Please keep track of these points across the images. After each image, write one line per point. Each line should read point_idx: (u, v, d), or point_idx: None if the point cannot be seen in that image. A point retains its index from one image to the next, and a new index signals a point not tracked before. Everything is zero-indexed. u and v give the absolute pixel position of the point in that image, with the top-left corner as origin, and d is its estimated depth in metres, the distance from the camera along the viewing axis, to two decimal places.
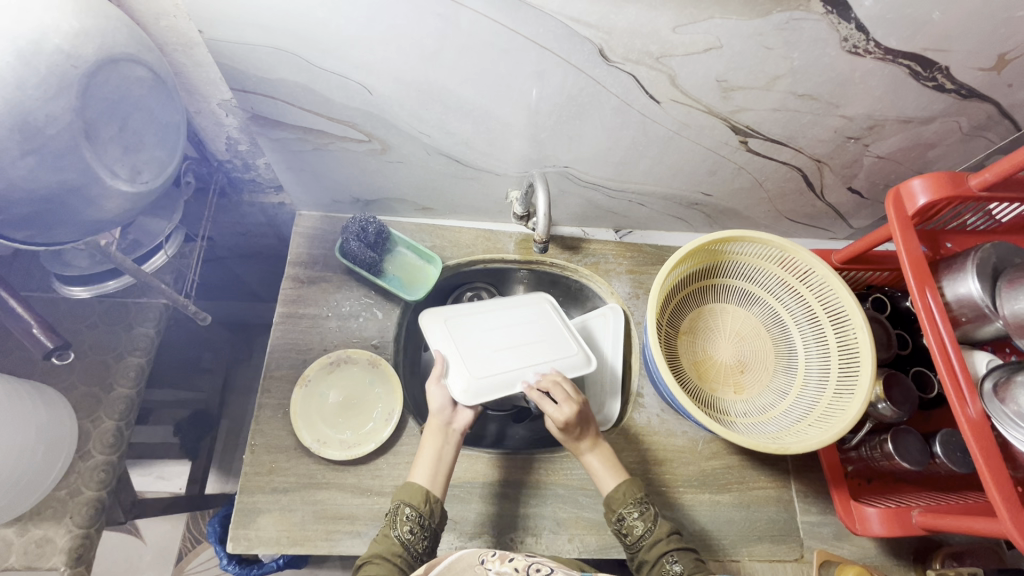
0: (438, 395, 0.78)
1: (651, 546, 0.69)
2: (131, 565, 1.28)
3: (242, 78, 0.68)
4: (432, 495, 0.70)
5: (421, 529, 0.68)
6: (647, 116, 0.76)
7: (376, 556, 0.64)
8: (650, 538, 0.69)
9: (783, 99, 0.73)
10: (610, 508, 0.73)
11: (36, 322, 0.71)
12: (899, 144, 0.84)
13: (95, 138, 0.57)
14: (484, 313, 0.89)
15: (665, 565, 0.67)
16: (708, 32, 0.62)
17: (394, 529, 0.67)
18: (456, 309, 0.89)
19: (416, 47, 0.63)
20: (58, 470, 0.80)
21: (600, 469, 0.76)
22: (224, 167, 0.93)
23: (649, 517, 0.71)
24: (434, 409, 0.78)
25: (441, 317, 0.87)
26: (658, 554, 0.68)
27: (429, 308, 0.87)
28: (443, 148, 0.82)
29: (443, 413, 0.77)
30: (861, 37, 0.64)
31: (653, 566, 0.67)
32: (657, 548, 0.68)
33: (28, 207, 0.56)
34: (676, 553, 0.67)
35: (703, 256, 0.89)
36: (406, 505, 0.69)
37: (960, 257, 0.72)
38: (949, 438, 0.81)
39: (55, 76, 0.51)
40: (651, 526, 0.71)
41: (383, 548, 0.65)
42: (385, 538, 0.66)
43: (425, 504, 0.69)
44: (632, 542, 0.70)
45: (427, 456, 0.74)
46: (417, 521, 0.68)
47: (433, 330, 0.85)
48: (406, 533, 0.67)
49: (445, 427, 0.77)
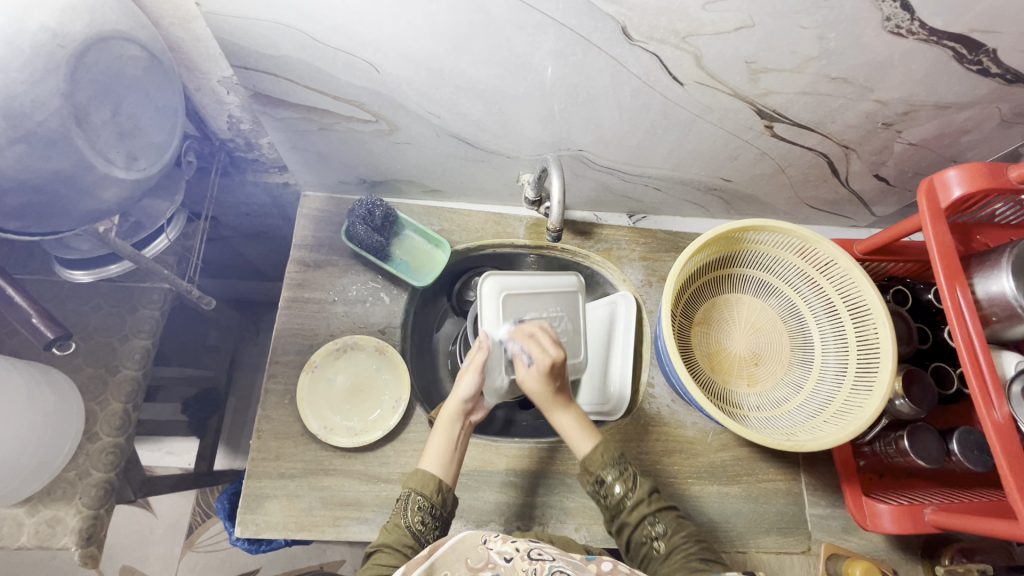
0: (466, 383, 0.75)
1: (632, 509, 0.68)
2: (142, 538, 1.30)
3: (243, 55, 0.64)
4: (444, 483, 0.69)
5: (432, 518, 0.67)
6: (669, 99, 0.72)
7: (386, 546, 0.64)
8: (629, 500, 0.69)
9: (814, 82, 0.69)
10: (587, 470, 0.71)
11: (34, 310, 0.68)
12: (932, 131, 0.80)
13: (87, 124, 0.54)
14: (535, 295, 0.86)
15: (647, 527, 0.67)
16: (741, 9, 0.58)
17: (404, 518, 0.66)
18: (516, 283, 0.85)
19: (427, 24, 0.59)
20: (67, 452, 0.80)
21: (571, 429, 0.73)
22: (227, 146, 0.90)
23: (628, 477, 0.70)
24: (457, 394, 0.74)
25: (500, 289, 0.83)
26: (638, 517, 0.68)
27: (489, 274, 0.84)
28: (454, 130, 0.79)
29: (468, 402, 0.75)
30: (905, 16, 0.60)
31: (633, 528, 0.68)
32: (638, 511, 0.68)
33: (18, 197, 0.54)
34: (657, 515, 0.68)
35: (721, 245, 0.86)
36: (418, 494, 0.67)
37: (995, 253, 0.69)
38: (967, 436, 0.77)
39: (41, 57, 0.48)
40: (631, 488, 0.70)
41: (393, 538, 0.65)
42: (395, 528, 0.66)
43: (437, 494, 0.68)
44: (611, 502, 0.70)
45: (441, 444, 0.72)
46: (428, 510, 0.67)
47: (492, 305, 0.82)
48: (417, 524, 0.66)
49: (462, 416, 0.75)
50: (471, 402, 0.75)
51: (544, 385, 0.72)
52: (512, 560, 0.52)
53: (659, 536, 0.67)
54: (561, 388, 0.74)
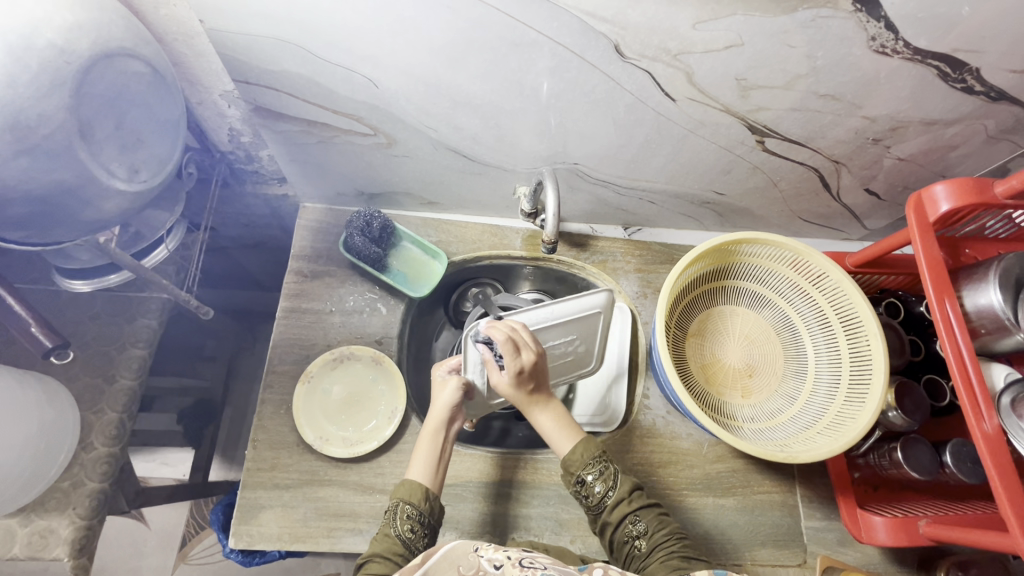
0: (449, 390, 0.75)
1: (613, 508, 0.68)
2: (135, 550, 1.29)
3: (244, 70, 0.66)
4: (431, 492, 0.69)
5: (421, 526, 0.67)
6: (662, 115, 0.73)
7: (376, 556, 0.63)
8: (611, 499, 0.69)
9: (804, 98, 0.70)
10: (567, 470, 0.70)
11: (35, 319, 0.68)
12: (921, 146, 0.82)
13: (92, 137, 0.55)
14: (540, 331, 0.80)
15: (629, 526, 0.67)
16: (730, 28, 0.59)
17: (394, 527, 0.66)
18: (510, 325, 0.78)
19: (424, 40, 0.61)
20: (61, 462, 0.80)
21: (550, 429, 0.72)
22: (228, 158, 0.91)
23: (609, 477, 0.69)
24: (441, 402, 0.74)
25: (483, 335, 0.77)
26: (620, 516, 0.68)
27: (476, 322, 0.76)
28: (451, 143, 0.80)
29: (449, 412, 0.74)
30: (890, 36, 0.61)
31: (614, 527, 0.68)
32: (619, 510, 0.68)
33: (21, 207, 0.55)
34: (639, 513, 0.68)
35: (714, 257, 0.87)
36: (407, 503, 0.67)
37: (983, 266, 0.70)
38: (960, 449, 0.78)
39: (48, 73, 0.49)
40: (611, 486, 0.69)
41: (383, 547, 0.64)
42: (385, 536, 0.65)
43: (425, 502, 0.68)
44: (593, 502, 0.69)
45: (427, 455, 0.72)
46: (417, 519, 0.67)
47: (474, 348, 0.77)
48: (407, 532, 0.66)
49: (445, 426, 0.74)
50: (455, 410, 0.75)
51: (516, 387, 0.71)
52: (502, 568, 0.52)
53: (641, 535, 0.66)
54: (533, 391, 0.73)
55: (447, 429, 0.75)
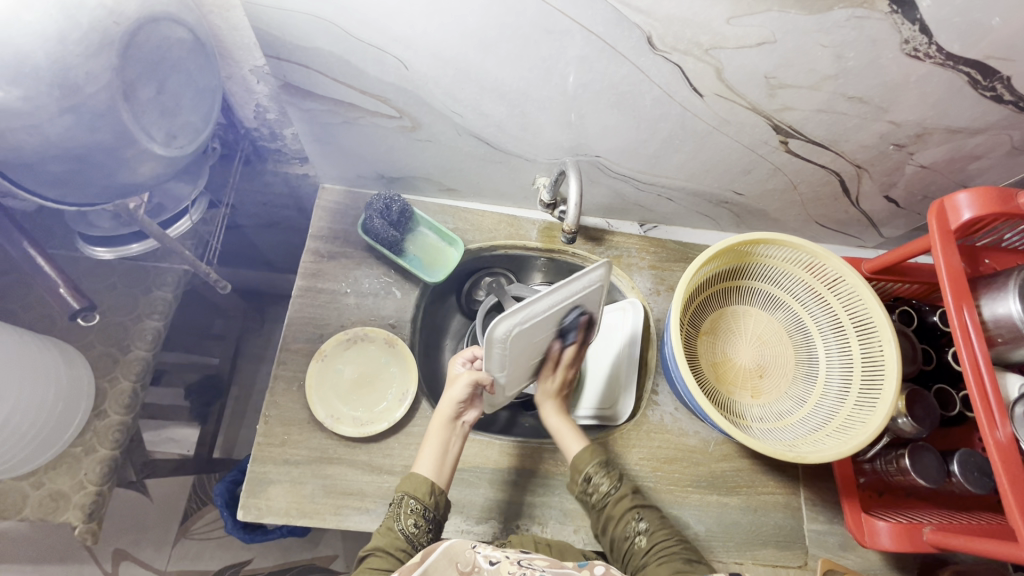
0: (459, 384, 0.75)
1: (616, 503, 0.74)
2: (136, 523, 1.29)
3: (276, 45, 0.66)
4: (436, 487, 0.70)
5: (425, 521, 0.68)
6: (688, 111, 0.74)
7: (378, 550, 0.64)
8: (615, 495, 0.75)
9: (830, 100, 0.71)
10: (576, 468, 0.77)
11: (61, 281, 0.70)
12: (943, 155, 0.82)
13: (133, 100, 0.57)
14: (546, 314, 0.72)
15: (631, 522, 0.73)
16: (764, 25, 0.59)
17: (397, 522, 0.67)
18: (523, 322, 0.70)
19: (459, 24, 0.61)
20: (74, 427, 0.81)
21: (566, 429, 0.82)
22: (251, 135, 0.92)
23: (614, 475, 0.77)
24: (450, 396, 0.75)
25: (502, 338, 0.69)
26: (623, 511, 0.74)
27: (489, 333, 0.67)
28: (475, 130, 0.80)
29: (458, 406, 0.75)
30: (923, 40, 0.62)
31: (617, 522, 0.73)
32: (621, 506, 0.74)
33: (58, 165, 0.57)
34: (640, 511, 0.74)
35: (731, 256, 0.87)
36: (411, 497, 0.68)
37: (1002, 275, 0.70)
38: (969, 458, 0.77)
39: (96, 32, 0.51)
40: (615, 484, 0.76)
41: (386, 541, 0.65)
42: (388, 531, 0.67)
43: (430, 496, 0.69)
44: (597, 499, 0.75)
45: (432, 450, 0.73)
46: (421, 513, 0.68)
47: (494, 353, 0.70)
48: (410, 527, 0.67)
49: (452, 422, 0.76)
50: (465, 403, 0.76)
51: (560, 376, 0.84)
52: (499, 564, 0.53)
53: (642, 532, 0.72)
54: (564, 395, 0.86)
55: (455, 424, 0.76)
